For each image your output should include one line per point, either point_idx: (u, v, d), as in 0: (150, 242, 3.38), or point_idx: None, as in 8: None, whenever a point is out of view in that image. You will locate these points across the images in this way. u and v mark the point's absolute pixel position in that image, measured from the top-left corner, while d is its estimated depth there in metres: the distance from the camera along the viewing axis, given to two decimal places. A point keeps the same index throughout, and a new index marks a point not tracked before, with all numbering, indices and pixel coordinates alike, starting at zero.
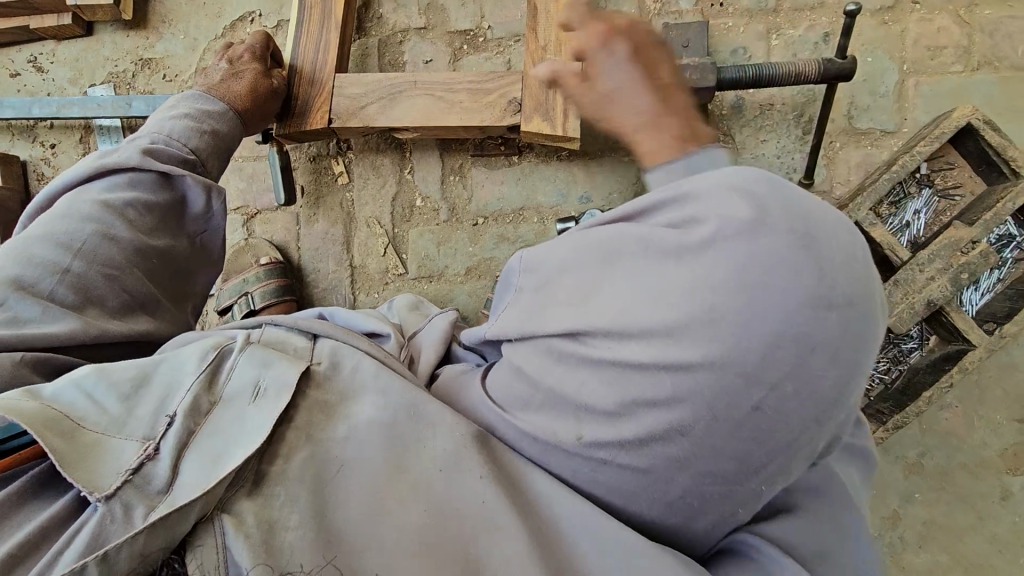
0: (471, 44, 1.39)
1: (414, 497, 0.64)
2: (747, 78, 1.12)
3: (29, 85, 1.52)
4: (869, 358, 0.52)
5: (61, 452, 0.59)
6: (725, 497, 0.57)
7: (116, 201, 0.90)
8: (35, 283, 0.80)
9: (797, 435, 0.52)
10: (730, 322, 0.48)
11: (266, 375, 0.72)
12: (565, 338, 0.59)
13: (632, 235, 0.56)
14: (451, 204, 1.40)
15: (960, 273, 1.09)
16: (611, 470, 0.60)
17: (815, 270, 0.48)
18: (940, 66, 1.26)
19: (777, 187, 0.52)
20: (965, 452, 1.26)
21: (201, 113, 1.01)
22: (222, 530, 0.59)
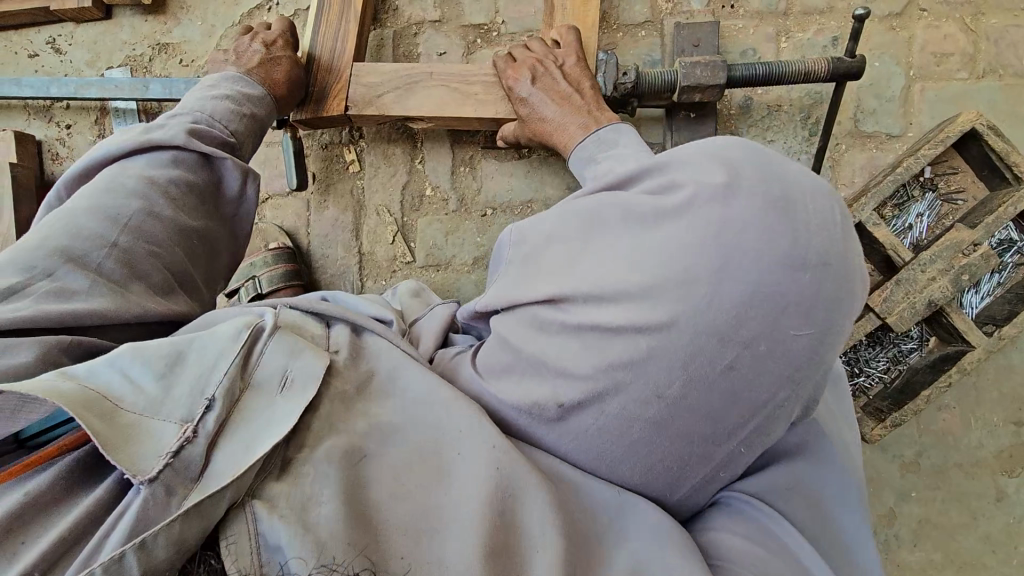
0: (485, 38, 1.41)
1: (440, 483, 0.64)
2: (758, 77, 1.14)
3: (47, 66, 1.54)
4: (842, 324, 0.57)
5: (103, 435, 0.55)
6: (703, 455, 0.63)
7: (160, 176, 0.87)
8: (84, 255, 0.76)
9: (772, 393, 0.57)
10: (704, 285, 0.53)
11: (295, 365, 0.69)
12: (546, 306, 0.62)
13: (614, 203, 0.60)
14: (461, 195, 1.42)
15: (960, 273, 1.11)
16: (597, 436, 0.64)
17: (788, 233, 0.53)
18: (945, 73, 1.28)
19: (752, 154, 0.57)
20: (961, 453, 1.27)
21: (241, 96, 1.03)
22: (254, 516, 0.57)
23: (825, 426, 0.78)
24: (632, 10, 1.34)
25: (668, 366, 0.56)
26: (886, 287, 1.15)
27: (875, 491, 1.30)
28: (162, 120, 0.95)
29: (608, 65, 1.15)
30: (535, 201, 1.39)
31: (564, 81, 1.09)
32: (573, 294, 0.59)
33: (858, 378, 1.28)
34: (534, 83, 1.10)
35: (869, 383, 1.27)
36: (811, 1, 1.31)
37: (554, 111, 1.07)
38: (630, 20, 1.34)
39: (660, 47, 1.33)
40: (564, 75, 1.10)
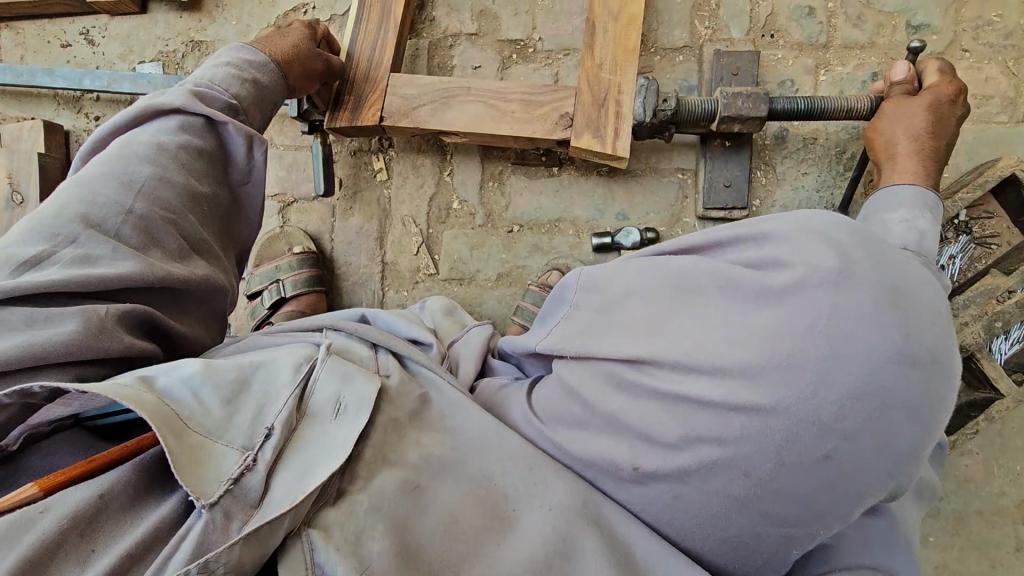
0: (520, 54, 1.41)
1: (492, 526, 0.70)
2: (799, 109, 1.13)
3: (80, 57, 1.54)
4: (942, 420, 0.58)
5: (175, 452, 0.60)
6: (784, 538, 0.62)
7: (169, 143, 0.86)
8: (102, 222, 0.75)
9: (865, 484, 0.57)
10: (809, 371, 0.55)
11: (347, 391, 0.74)
12: (629, 367, 0.67)
13: (708, 270, 0.64)
14: (488, 210, 1.41)
15: (994, 320, 1.10)
16: (668, 502, 0.67)
17: (899, 327, 0.54)
18: (985, 115, 1.27)
19: (854, 235, 0.59)
20: (983, 499, 1.26)
21: (243, 62, 0.99)
22: (310, 544, 0.62)
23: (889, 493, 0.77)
24: (671, 34, 1.33)
25: (760, 449, 0.58)
26: None
27: None
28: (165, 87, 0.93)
29: (646, 89, 1.14)
30: (563, 220, 1.38)
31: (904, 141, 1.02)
32: (661, 358, 0.63)
33: None
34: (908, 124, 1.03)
35: None
36: (852, 35, 1.30)
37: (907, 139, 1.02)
38: (667, 44, 1.33)
39: (697, 73, 1.32)
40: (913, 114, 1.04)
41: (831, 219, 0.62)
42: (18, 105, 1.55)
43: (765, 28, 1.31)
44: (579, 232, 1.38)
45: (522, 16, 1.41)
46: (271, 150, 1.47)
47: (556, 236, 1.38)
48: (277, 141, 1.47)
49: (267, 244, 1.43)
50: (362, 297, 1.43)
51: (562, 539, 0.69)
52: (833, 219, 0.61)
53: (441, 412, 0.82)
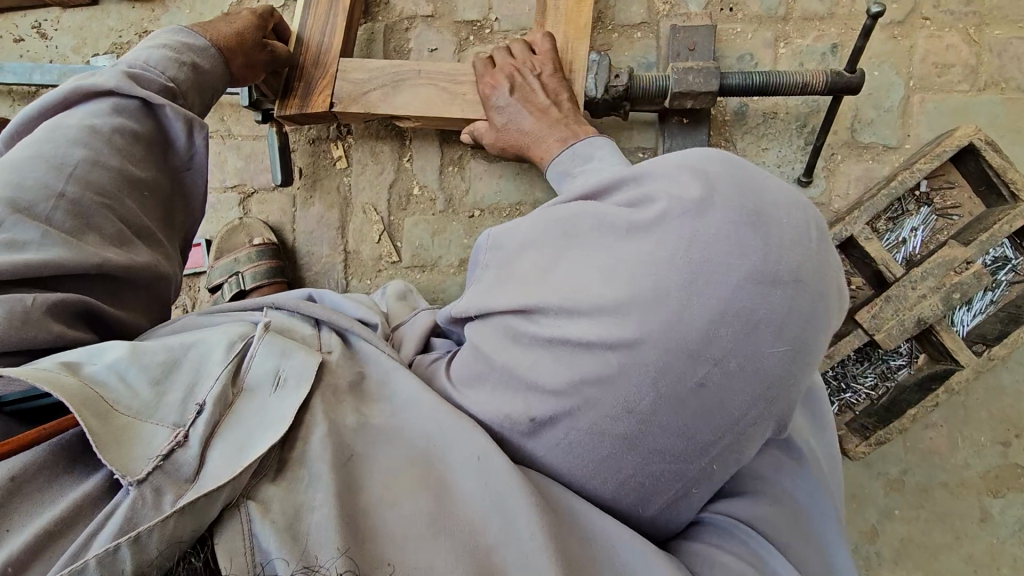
0: (477, 35, 1.38)
1: (427, 488, 0.67)
2: (753, 84, 1.11)
3: (32, 51, 1.51)
4: (815, 338, 0.58)
5: (99, 433, 0.59)
6: (678, 475, 0.63)
7: (100, 125, 0.84)
8: (31, 205, 0.73)
9: (741, 411, 0.58)
10: (674, 299, 0.55)
11: (287, 365, 0.74)
12: (519, 317, 0.65)
13: (590, 211, 0.63)
14: (448, 195, 1.40)
15: (952, 292, 1.09)
16: (569, 450, 0.66)
17: (759, 247, 0.55)
18: (946, 84, 1.25)
19: (728, 165, 0.60)
20: (947, 471, 1.26)
21: (183, 46, 0.97)
22: (248, 517, 0.60)
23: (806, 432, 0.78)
24: (628, 11, 1.31)
25: (636, 384, 0.58)
26: (875, 303, 1.12)
27: (858, 507, 1.29)
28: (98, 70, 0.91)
29: (599, 66, 1.13)
30: (524, 203, 1.37)
31: (541, 92, 1.08)
32: (546, 305, 0.62)
33: (844, 394, 1.25)
34: (511, 92, 1.09)
35: (855, 400, 1.25)
36: (811, 6, 1.28)
37: (530, 122, 1.07)
38: (625, 21, 1.31)
39: (655, 50, 1.30)
40: (541, 85, 1.09)
41: (707, 156, 0.62)
42: None
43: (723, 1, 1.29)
44: None
45: None
46: (229, 141, 1.45)
47: (517, 219, 1.37)
48: (235, 131, 1.45)
49: (227, 235, 1.42)
50: (325, 287, 1.42)
51: (490, 493, 0.66)
52: (703, 151, 0.62)
53: (377, 382, 0.80)
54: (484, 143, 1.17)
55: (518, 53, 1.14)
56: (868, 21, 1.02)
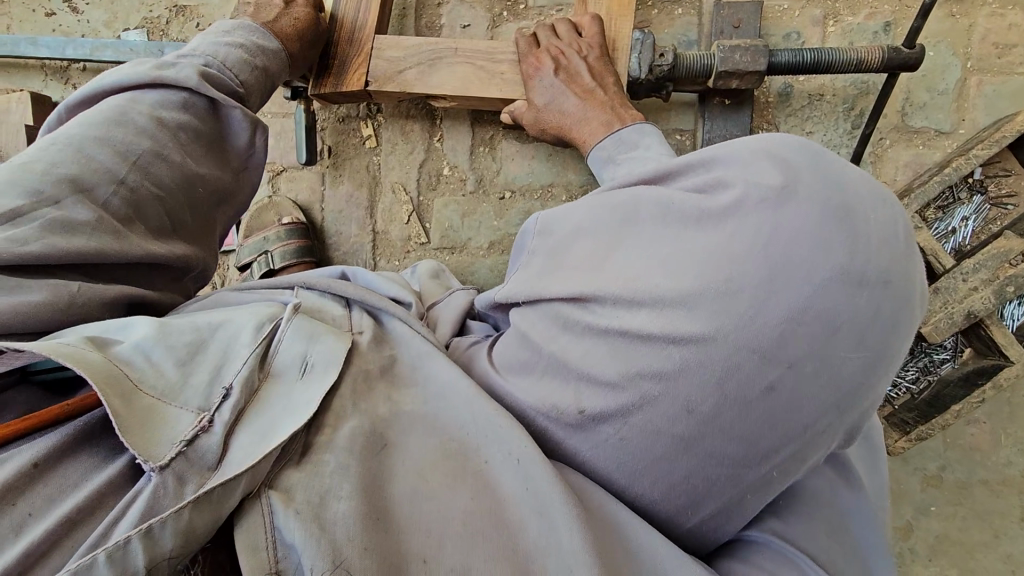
0: (511, 11, 1.34)
1: (462, 483, 0.64)
2: (805, 62, 1.07)
3: (64, 25, 1.50)
4: (896, 346, 0.56)
5: (122, 415, 0.56)
6: (733, 482, 0.60)
7: (169, 118, 0.83)
8: (92, 188, 0.73)
9: (813, 420, 0.56)
10: (747, 296, 0.53)
11: (315, 349, 0.72)
12: (572, 305, 0.63)
13: (651, 198, 0.62)
14: (479, 176, 1.37)
15: (1005, 285, 1.04)
16: (619, 449, 0.63)
17: (847, 247, 0.53)
18: (1006, 65, 1.18)
19: (811, 154, 0.58)
20: (987, 469, 1.23)
21: (256, 47, 0.96)
22: (270, 507, 0.58)
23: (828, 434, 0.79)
24: None
25: (699, 381, 0.56)
26: None
27: (894, 503, 1.26)
28: (171, 57, 0.89)
29: (642, 45, 1.09)
30: (556, 185, 1.35)
31: (588, 74, 1.05)
32: (602, 293, 0.60)
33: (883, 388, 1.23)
34: (555, 74, 1.06)
35: (894, 394, 1.22)
36: None
37: (574, 104, 1.04)
38: None
39: (697, 27, 1.25)
40: (588, 69, 1.05)
41: (789, 143, 0.60)
42: (7, 76, 1.53)
43: None
44: (573, 197, 1.34)
45: None
46: (259, 118, 1.44)
47: (549, 202, 1.35)
48: (264, 108, 1.44)
49: (258, 214, 1.41)
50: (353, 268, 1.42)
51: (531, 494, 0.63)
52: (785, 140, 0.61)
53: (409, 366, 0.78)
54: (523, 125, 1.15)
55: (564, 34, 1.09)
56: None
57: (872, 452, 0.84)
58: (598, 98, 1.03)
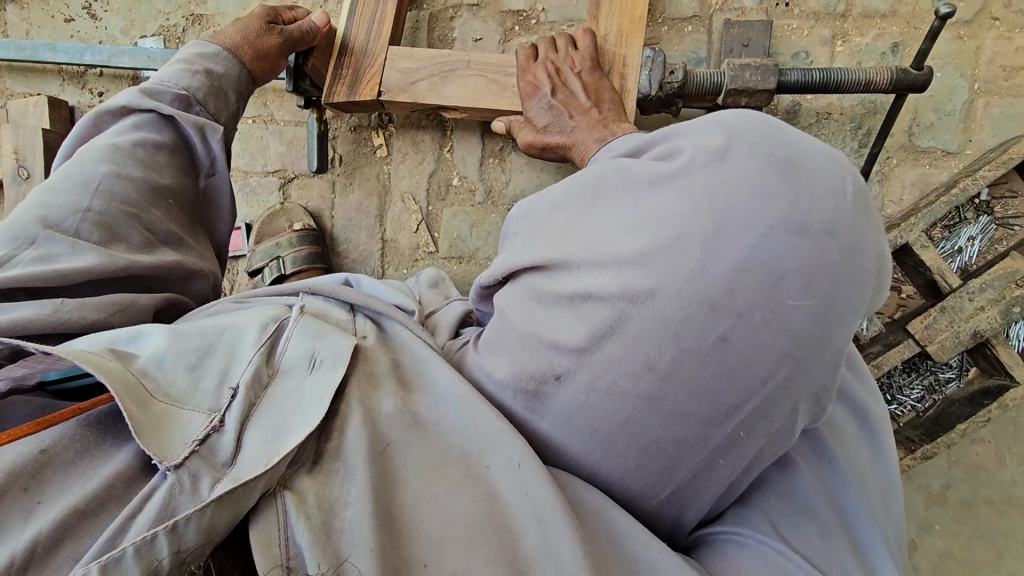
0: (523, 25, 1.36)
1: (462, 489, 0.62)
2: (813, 82, 1.08)
3: (83, 31, 1.53)
4: (851, 295, 0.54)
5: (137, 419, 0.56)
6: (702, 441, 0.59)
7: (123, 141, 0.86)
8: (60, 221, 0.76)
9: (771, 370, 0.55)
10: (694, 248, 0.54)
11: (321, 347, 0.70)
12: (542, 276, 0.64)
13: (615, 168, 0.62)
14: (488, 187, 1.39)
15: (1011, 306, 1.05)
16: (588, 415, 0.61)
17: (787, 196, 0.53)
18: (1014, 88, 1.20)
19: (757, 122, 0.59)
20: (992, 488, 1.23)
21: (195, 56, 0.98)
22: (284, 508, 0.56)
23: (836, 432, 0.76)
24: (680, 3, 1.27)
25: (656, 336, 0.56)
26: (929, 313, 1.09)
27: None
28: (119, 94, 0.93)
29: (653, 62, 1.10)
30: None
31: (582, 93, 1.05)
32: (569, 260, 0.61)
33: (889, 406, 1.22)
34: (551, 95, 1.06)
35: (900, 411, 1.22)
36: (872, 3, 1.23)
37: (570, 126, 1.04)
38: (676, 14, 1.27)
39: (706, 45, 1.26)
40: (582, 86, 1.05)
41: (738, 114, 0.61)
42: (24, 80, 1.55)
43: None
44: None
45: None
46: (272, 125, 1.45)
47: None
48: (277, 116, 1.45)
49: (268, 220, 1.42)
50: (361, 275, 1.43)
51: (527, 501, 0.61)
52: (737, 111, 0.61)
53: (414, 369, 0.76)
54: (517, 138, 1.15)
55: (562, 47, 1.11)
56: (936, 22, 0.99)
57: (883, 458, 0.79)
58: (594, 115, 1.02)
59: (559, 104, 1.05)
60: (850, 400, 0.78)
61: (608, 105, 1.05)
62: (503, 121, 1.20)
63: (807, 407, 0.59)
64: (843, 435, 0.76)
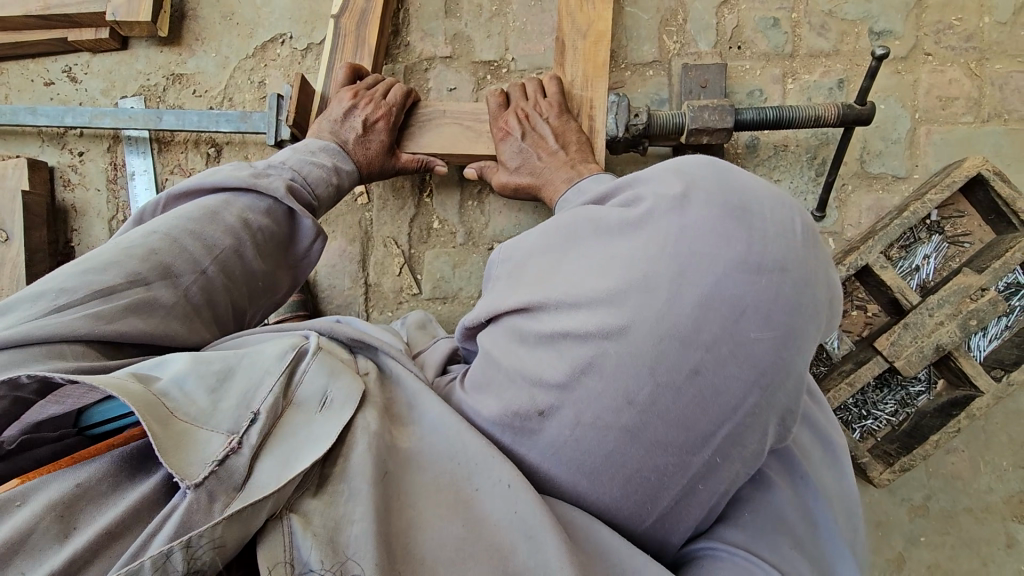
0: (494, 74, 1.43)
1: (454, 512, 0.64)
2: (767, 119, 1.16)
3: (62, 94, 1.56)
4: (808, 324, 0.59)
5: (159, 436, 0.57)
6: (681, 467, 0.62)
7: (253, 221, 0.91)
8: (177, 275, 0.79)
9: (741, 398, 0.59)
10: (663, 288, 0.58)
11: (335, 386, 0.69)
12: (523, 316, 0.67)
13: (587, 217, 0.67)
14: (468, 229, 1.43)
15: (969, 319, 1.11)
16: (574, 448, 0.64)
17: (743, 238, 0.58)
18: (951, 116, 1.29)
19: (714, 169, 0.64)
20: (970, 497, 1.27)
21: (335, 168, 1.09)
22: (290, 528, 0.58)
23: (806, 447, 0.80)
24: (640, 50, 1.35)
25: (632, 370, 0.59)
26: (893, 331, 1.14)
27: (883, 533, 1.29)
28: (262, 167, 0.99)
29: (618, 106, 1.16)
30: None
31: (551, 136, 1.11)
32: (547, 302, 0.64)
33: (865, 421, 1.27)
34: (522, 139, 1.12)
35: (877, 427, 1.27)
36: (817, 43, 1.32)
37: (540, 167, 1.11)
38: (637, 60, 1.35)
39: (667, 87, 1.34)
40: (551, 130, 1.12)
41: (697, 162, 0.67)
42: (3, 143, 1.57)
43: (732, 40, 1.33)
44: None
45: (494, 38, 1.43)
46: None
47: None
48: None
49: None
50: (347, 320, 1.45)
51: (514, 523, 0.63)
52: (697, 159, 0.67)
53: (407, 405, 0.76)
54: (489, 179, 1.21)
55: (531, 94, 1.17)
56: (873, 63, 1.07)
57: (837, 464, 0.82)
58: (565, 156, 1.10)
59: (530, 148, 1.12)
60: (816, 426, 0.82)
61: (575, 147, 1.11)
62: (474, 167, 1.24)
63: (777, 427, 0.63)
64: (808, 451, 0.80)
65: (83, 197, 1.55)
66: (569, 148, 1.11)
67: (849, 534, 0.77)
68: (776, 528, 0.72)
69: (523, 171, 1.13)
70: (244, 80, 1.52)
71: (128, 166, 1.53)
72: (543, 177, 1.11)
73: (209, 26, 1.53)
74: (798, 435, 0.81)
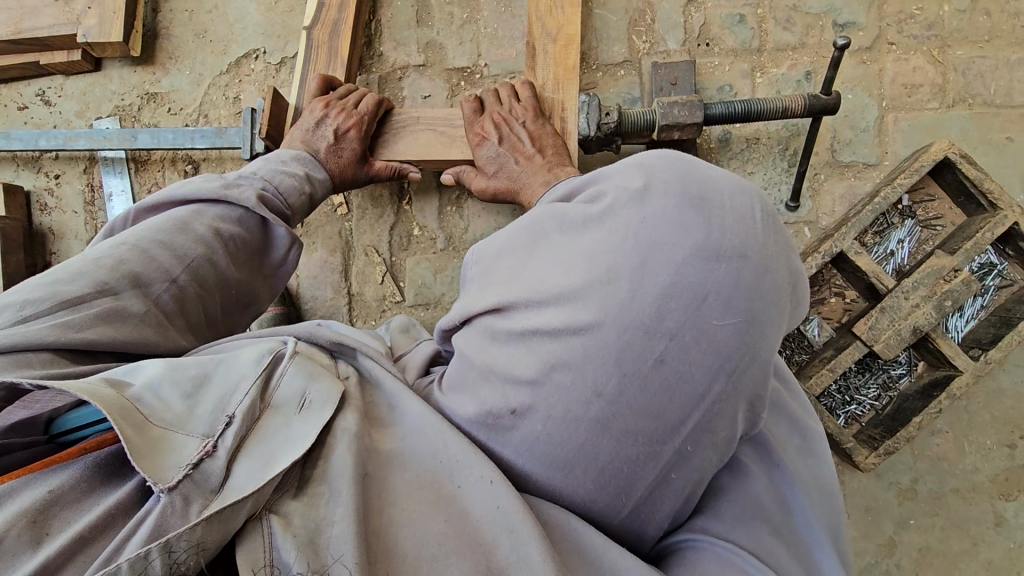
0: (468, 80, 1.44)
1: (436, 509, 0.64)
2: (736, 112, 1.18)
3: (36, 118, 1.56)
4: (772, 310, 0.60)
5: (133, 441, 0.56)
6: (653, 457, 0.62)
7: (225, 230, 0.91)
8: (149, 284, 0.79)
9: (707, 385, 0.59)
10: (626, 280, 0.59)
11: (313, 388, 0.69)
12: (493, 315, 0.67)
13: (553, 214, 0.67)
14: (448, 234, 1.44)
15: (943, 300, 1.12)
16: (548, 444, 0.64)
17: (701, 226, 0.59)
18: (917, 103, 1.32)
19: (675, 162, 0.65)
20: (957, 477, 1.28)
21: (308, 177, 1.09)
22: (270, 529, 0.57)
23: (786, 435, 0.81)
24: (611, 51, 1.37)
25: (600, 363, 0.59)
26: (871, 315, 1.16)
27: (873, 518, 1.30)
28: (232, 178, 0.99)
29: (589, 106, 1.18)
30: None
31: (528, 140, 1.12)
32: (515, 300, 0.64)
33: (849, 406, 1.28)
34: (499, 143, 1.12)
35: (861, 411, 1.28)
36: (783, 37, 1.35)
37: (516, 171, 1.11)
38: (607, 60, 1.37)
39: (638, 86, 1.36)
40: (527, 134, 1.12)
41: (659, 155, 0.68)
42: None
43: (700, 37, 1.35)
44: None
45: (467, 45, 1.45)
46: None
47: None
48: None
49: None
50: None
51: (494, 518, 0.63)
52: (660, 154, 0.68)
53: (388, 406, 0.76)
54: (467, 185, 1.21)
55: (505, 100, 1.18)
56: (835, 53, 1.09)
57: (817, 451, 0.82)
58: (540, 159, 1.11)
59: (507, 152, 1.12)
60: (795, 417, 0.83)
61: (550, 151, 1.12)
62: (451, 172, 1.24)
63: (747, 414, 0.64)
64: (786, 441, 0.80)
65: (60, 220, 1.54)
66: (545, 151, 1.12)
67: (831, 520, 0.78)
68: (756, 511, 0.73)
69: (501, 175, 1.13)
70: (219, 96, 1.52)
71: (105, 187, 1.52)
72: (520, 180, 1.12)
73: (182, 43, 1.53)
74: (777, 423, 0.81)
